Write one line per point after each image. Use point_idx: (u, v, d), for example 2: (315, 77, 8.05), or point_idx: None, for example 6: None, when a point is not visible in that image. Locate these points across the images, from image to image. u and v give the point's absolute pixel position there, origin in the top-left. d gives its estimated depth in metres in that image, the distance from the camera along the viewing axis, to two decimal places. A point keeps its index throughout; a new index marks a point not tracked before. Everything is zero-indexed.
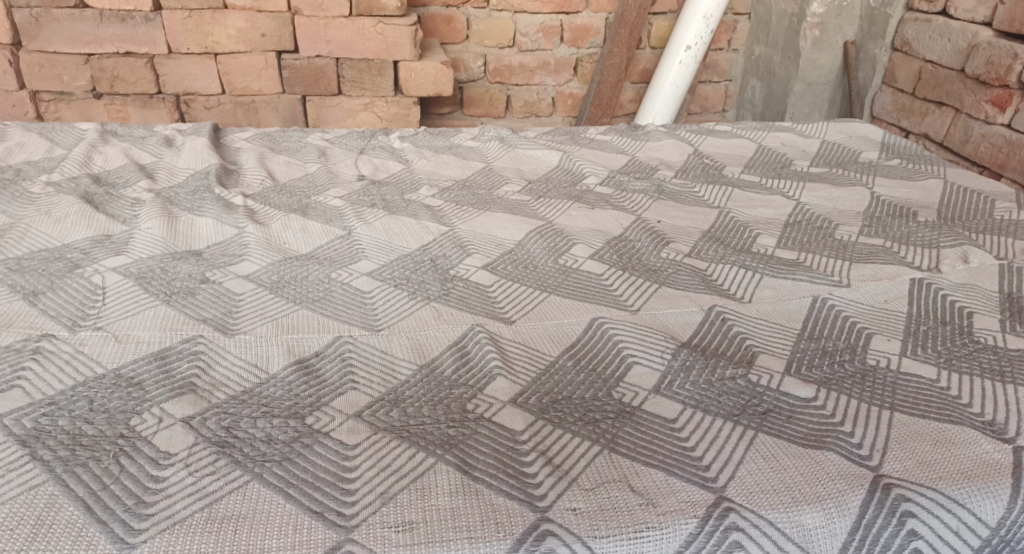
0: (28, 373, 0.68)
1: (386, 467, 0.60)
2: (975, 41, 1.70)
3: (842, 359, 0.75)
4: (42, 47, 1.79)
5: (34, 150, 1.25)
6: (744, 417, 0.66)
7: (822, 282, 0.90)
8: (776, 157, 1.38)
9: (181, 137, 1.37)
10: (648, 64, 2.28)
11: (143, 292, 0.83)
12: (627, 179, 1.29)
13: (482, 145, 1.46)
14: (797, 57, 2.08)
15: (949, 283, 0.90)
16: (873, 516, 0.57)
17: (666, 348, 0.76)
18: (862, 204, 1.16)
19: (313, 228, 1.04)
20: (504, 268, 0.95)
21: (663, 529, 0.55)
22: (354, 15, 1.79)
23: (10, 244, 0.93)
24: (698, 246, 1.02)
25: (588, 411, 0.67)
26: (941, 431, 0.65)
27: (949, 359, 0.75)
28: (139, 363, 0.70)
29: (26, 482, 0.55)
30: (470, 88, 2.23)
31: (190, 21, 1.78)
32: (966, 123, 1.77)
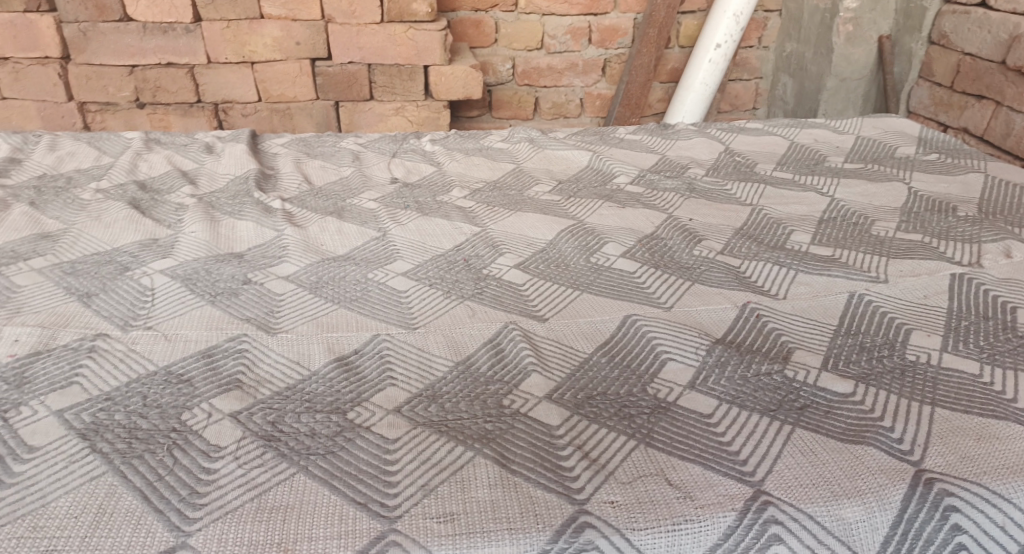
0: (85, 370, 0.71)
1: (426, 460, 0.61)
2: (1016, 32, 1.66)
3: (880, 354, 0.74)
4: (89, 59, 1.85)
5: (83, 158, 1.30)
6: (780, 412, 0.66)
7: (858, 278, 0.89)
8: (809, 153, 1.37)
9: (221, 144, 1.41)
10: (677, 63, 2.28)
11: (189, 293, 0.86)
12: (657, 178, 1.29)
13: (512, 146, 1.47)
14: (829, 53, 2.06)
15: (991, 278, 0.88)
16: (916, 510, 0.57)
17: (700, 345, 0.76)
18: (899, 199, 1.15)
19: (349, 230, 1.07)
20: (537, 267, 0.96)
21: (701, 522, 0.56)
22: (385, 22, 1.82)
23: (64, 248, 0.97)
24: (731, 244, 1.02)
25: (623, 407, 0.68)
26: (985, 426, 0.64)
27: (992, 354, 0.74)
28: (188, 361, 0.73)
29: (88, 473, 0.58)
30: (499, 91, 2.24)
31: (228, 31, 1.83)
32: (1008, 116, 1.73)
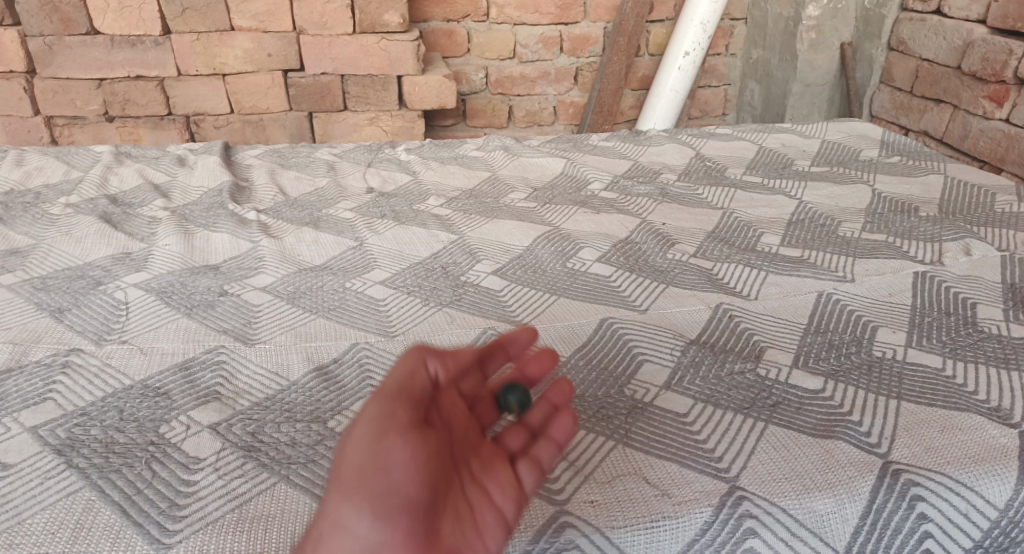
0: (59, 386, 0.70)
1: None
2: (970, 38, 1.72)
3: (848, 351, 0.77)
4: (55, 73, 1.83)
5: (52, 173, 1.28)
6: (754, 409, 0.68)
7: (826, 278, 0.92)
8: (777, 157, 1.40)
9: (193, 156, 1.40)
10: (648, 71, 2.31)
11: (164, 306, 0.85)
12: (630, 184, 1.31)
13: (487, 154, 1.49)
14: (794, 59, 2.11)
15: (952, 275, 0.91)
16: (883, 501, 0.59)
17: (675, 346, 0.78)
18: (863, 201, 1.18)
19: (326, 240, 1.07)
20: (514, 273, 0.97)
21: (678, 518, 0.57)
22: (357, 33, 1.82)
23: (34, 264, 0.95)
24: (704, 247, 1.04)
25: (601, 408, 0.69)
26: (948, 417, 0.66)
27: (954, 348, 0.77)
28: (165, 374, 0.72)
29: (64, 489, 0.58)
30: (472, 100, 2.26)
31: (199, 43, 1.82)
32: (965, 119, 1.79)
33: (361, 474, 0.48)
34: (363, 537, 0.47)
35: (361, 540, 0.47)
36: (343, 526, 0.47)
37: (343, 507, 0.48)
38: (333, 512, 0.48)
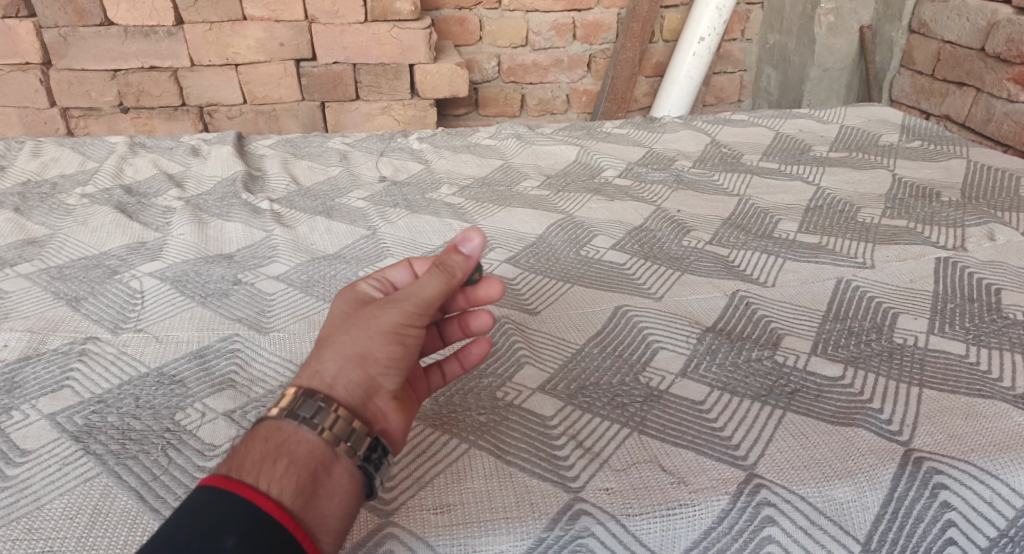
0: (76, 373, 0.70)
1: (422, 453, 0.62)
2: (994, 19, 1.68)
3: (868, 338, 0.75)
4: (70, 64, 1.83)
5: (68, 164, 1.29)
6: (771, 397, 0.67)
7: (845, 265, 0.90)
8: (794, 143, 1.38)
9: (207, 147, 1.40)
10: (662, 57, 2.29)
11: (179, 295, 0.85)
12: (645, 171, 1.29)
13: (500, 143, 1.48)
14: (812, 44, 2.07)
15: (976, 261, 0.90)
16: (905, 488, 0.58)
17: (691, 333, 0.77)
18: (883, 186, 1.16)
19: (339, 229, 1.07)
20: (527, 261, 0.97)
21: (695, 505, 0.56)
22: (369, 21, 1.82)
23: (51, 254, 0.96)
24: (720, 234, 1.02)
25: (616, 396, 0.69)
26: (972, 405, 0.65)
27: (978, 335, 0.75)
28: (180, 362, 0.72)
29: (82, 475, 0.58)
30: (485, 89, 2.25)
31: (211, 33, 1.82)
32: (988, 102, 1.75)
33: (387, 335, 0.53)
34: (371, 379, 0.53)
35: (368, 381, 0.53)
36: (356, 366, 0.53)
37: (360, 353, 0.53)
38: (348, 353, 0.53)
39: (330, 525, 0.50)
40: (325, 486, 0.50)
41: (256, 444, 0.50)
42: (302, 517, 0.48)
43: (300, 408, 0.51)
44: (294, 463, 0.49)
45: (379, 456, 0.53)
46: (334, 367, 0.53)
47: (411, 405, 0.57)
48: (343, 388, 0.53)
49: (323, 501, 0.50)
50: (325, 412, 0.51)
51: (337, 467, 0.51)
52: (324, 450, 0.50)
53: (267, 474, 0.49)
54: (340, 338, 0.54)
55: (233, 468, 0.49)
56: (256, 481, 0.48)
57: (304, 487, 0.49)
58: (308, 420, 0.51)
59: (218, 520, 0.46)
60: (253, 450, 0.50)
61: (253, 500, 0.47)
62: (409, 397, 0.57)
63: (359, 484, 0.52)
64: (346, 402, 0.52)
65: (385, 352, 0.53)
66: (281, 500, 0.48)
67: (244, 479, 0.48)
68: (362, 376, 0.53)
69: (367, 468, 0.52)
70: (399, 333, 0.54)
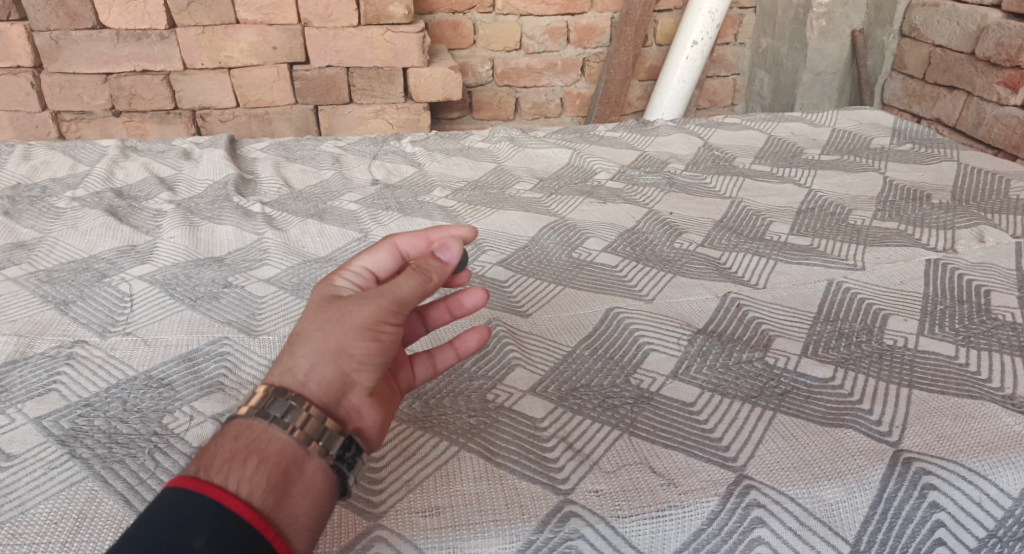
0: (63, 377, 0.70)
1: (411, 455, 0.61)
2: (984, 23, 1.69)
3: (859, 339, 0.75)
4: (62, 68, 1.83)
5: (59, 167, 1.29)
6: (762, 398, 0.67)
7: (835, 266, 0.90)
8: (786, 146, 1.39)
9: (199, 150, 1.40)
10: (655, 61, 2.29)
11: (168, 298, 0.85)
12: (637, 174, 1.30)
13: (493, 146, 1.48)
14: (804, 48, 2.08)
15: (965, 263, 0.90)
16: (894, 489, 0.58)
17: (682, 335, 0.77)
18: (874, 189, 1.16)
19: (330, 232, 1.06)
20: (519, 264, 0.97)
21: (684, 507, 0.56)
22: (362, 25, 1.82)
23: (40, 257, 0.95)
24: (712, 236, 1.02)
25: (607, 398, 0.68)
26: (961, 406, 0.65)
27: (967, 336, 0.75)
28: (169, 365, 0.72)
29: (67, 479, 0.58)
30: (479, 92, 2.25)
31: (204, 37, 1.82)
32: (978, 106, 1.76)
33: (362, 332, 0.53)
34: (345, 376, 0.53)
35: (342, 378, 0.53)
36: (330, 363, 0.53)
37: (333, 350, 0.53)
38: (322, 350, 0.53)
39: (301, 524, 0.49)
40: (297, 485, 0.50)
41: (226, 444, 0.50)
42: (273, 517, 0.48)
43: (271, 407, 0.51)
44: (264, 462, 0.49)
45: (353, 454, 0.52)
46: (308, 364, 0.53)
47: (389, 399, 0.57)
48: (316, 385, 0.53)
49: (294, 500, 0.49)
50: (296, 411, 0.51)
51: (309, 465, 0.51)
52: (295, 449, 0.50)
53: (236, 474, 0.48)
54: (314, 334, 0.54)
55: (201, 468, 0.49)
56: (225, 481, 0.48)
57: (275, 486, 0.48)
58: (279, 420, 0.50)
59: (186, 521, 0.45)
60: (222, 450, 0.50)
61: (221, 500, 0.47)
62: (387, 392, 0.57)
63: (331, 482, 0.51)
64: (318, 400, 0.52)
65: (361, 349, 0.53)
66: (251, 499, 0.47)
67: (213, 479, 0.48)
68: (336, 373, 0.53)
69: (340, 466, 0.51)
70: (376, 330, 0.53)
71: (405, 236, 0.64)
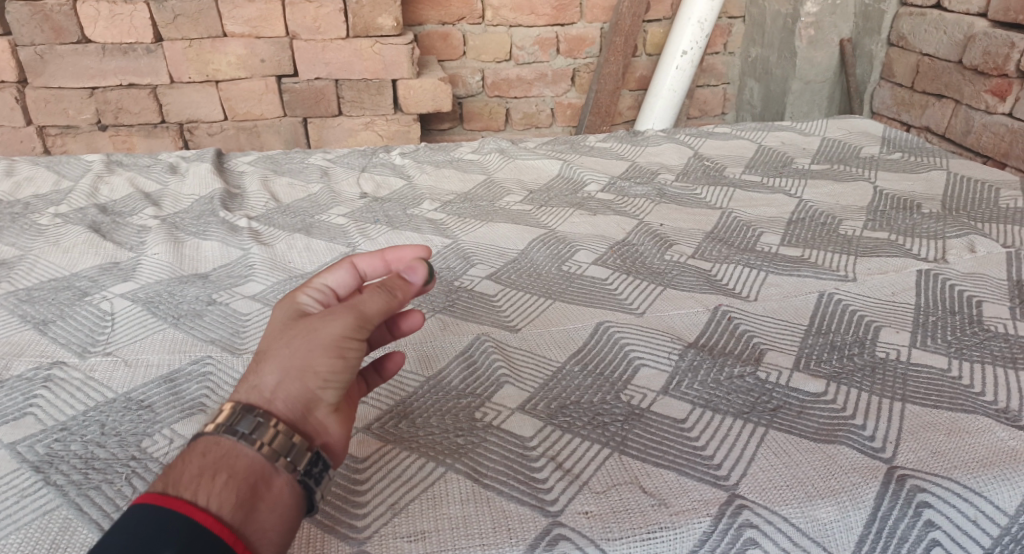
0: (40, 400, 0.68)
1: (396, 478, 0.60)
2: (970, 32, 1.69)
3: (851, 352, 0.75)
4: (47, 83, 1.81)
5: (42, 183, 1.27)
6: (754, 414, 0.66)
7: (827, 277, 0.90)
8: (776, 156, 1.39)
9: (185, 164, 1.39)
10: (645, 71, 2.29)
11: (151, 316, 0.83)
12: (628, 185, 1.29)
13: (483, 157, 1.47)
14: (793, 57, 2.09)
15: (957, 273, 0.89)
16: (889, 507, 0.57)
17: (672, 349, 0.76)
18: (864, 198, 1.16)
19: (317, 246, 1.05)
20: (508, 277, 0.96)
21: (675, 529, 0.55)
22: (351, 37, 1.81)
23: (19, 276, 0.94)
24: (702, 247, 1.02)
25: (597, 415, 0.67)
26: (955, 420, 0.64)
27: (960, 348, 0.75)
28: (149, 386, 0.70)
29: (40, 508, 0.56)
30: (469, 103, 2.25)
31: (191, 50, 1.81)
32: (967, 114, 1.76)
33: (329, 349, 0.52)
34: (310, 393, 0.52)
35: (308, 395, 0.52)
36: (294, 381, 0.52)
37: (299, 368, 0.52)
38: (287, 366, 0.52)
39: (270, 539, 0.48)
40: (266, 500, 0.49)
41: (193, 460, 0.49)
42: (242, 532, 0.46)
43: (238, 423, 0.50)
44: (233, 478, 0.48)
45: (320, 469, 0.52)
46: (274, 380, 0.52)
47: (352, 413, 0.56)
48: (283, 402, 0.51)
49: (263, 514, 0.48)
50: (264, 427, 0.50)
51: (277, 480, 0.50)
52: (264, 465, 0.49)
53: (205, 489, 0.47)
54: (279, 350, 0.53)
55: (169, 484, 0.47)
56: (194, 496, 0.46)
57: (243, 501, 0.47)
58: (247, 436, 0.49)
59: (154, 537, 0.44)
60: (190, 466, 0.48)
61: (189, 515, 0.45)
62: (350, 407, 0.56)
63: (298, 497, 0.51)
64: (285, 416, 0.51)
65: (327, 366, 0.52)
66: (220, 514, 0.46)
67: (181, 495, 0.46)
68: (302, 391, 0.52)
69: (307, 482, 0.50)
70: (341, 347, 0.52)
71: (362, 255, 0.63)
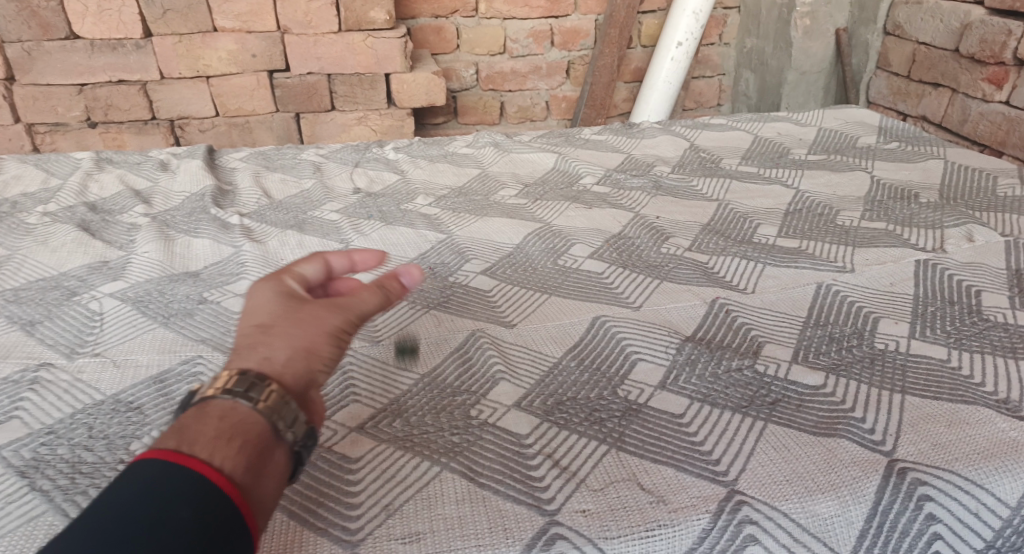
0: (26, 403, 0.67)
1: (390, 478, 0.59)
2: (966, 20, 1.68)
3: (849, 344, 0.74)
4: (35, 80, 1.80)
5: (30, 182, 1.26)
6: (752, 409, 0.65)
7: (825, 269, 0.89)
8: (773, 146, 1.38)
9: (176, 161, 1.37)
10: (640, 63, 2.28)
11: (140, 316, 0.82)
12: (623, 177, 1.28)
13: (477, 151, 1.46)
14: (789, 47, 2.08)
15: (956, 263, 0.88)
16: (889, 501, 0.56)
17: (670, 344, 0.75)
18: (861, 188, 1.15)
19: (310, 243, 1.04)
20: (503, 272, 0.94)
21: (674, 526, 0.54)
22: (343, 31, 1.79)
23: (7, 275, 0.93)
24: (699, 240, 1.01)
25: (593, 411, 0.66)
26: (955, 412, 0.63)
27: (960, 339, 0.74)
28: (138, 388, 0.69)
29: (26, 514, 0.55)
30: (463, 97, 2.23)
31: (181, 46, 1.79)
32: (964, 103, 1.75)
33: (333, 333, 0.55)
34: (314, 373, 0.53)
35: (312, 375, 0.53)
36: (302, 359, 0.53)
37: (309, 346, 0.53)
38: (296, 343, 0.53)
39: (268, 508, 0.47)
40: (270, 468, 0.48)
41: (210, 421, 0.47)
42: (249, 498, 0.45)
43: (254, 388, 0.49)
44: (248, 443, 0.47)
45: (312, 444, 0.52)
46: (283, 354, 0.52)
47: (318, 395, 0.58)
48: (291, 374, 0.52)
49: (267, 482, 0.47)
50: (275, 395, 0.50)
51: (280, 450, 0.49)
52: (273, 433, 0.49)
53: (221, 452, 0.45)
54: (287, 326, 0.54)
55: (183, 441, 0.45)
56: (211, 456, 0.45)
57: (253, 465, 0.46)
58: (263, 402, 0.49)
59: (169, 492, 0.42)
60: (207, 426, 0.47)
61: (208, 475, 0.44)
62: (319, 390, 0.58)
63: (292, 469, 0.50)
64: (293, 387, 0.51)
65: (331, 349, 0.55)
66: (235, 477, 0.45)
67: (198, 453, 0.45)
68: (308, 367, 0.53)
69: (301, 453, 0.51)
70: (342, 334, 0.56)
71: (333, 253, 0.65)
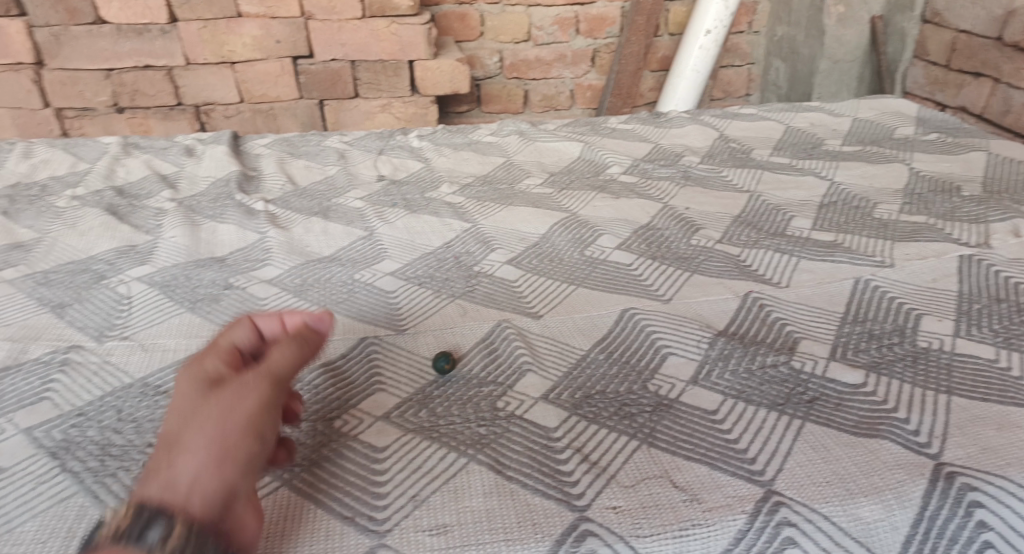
0: (55, 385, 0.67)
1: (417, 469, 0.58)
2: (1011, 7, 1.66)
3: (890, 342, 0.71)
4: (63, 64, 1.81)
5: (58, 165, 1.26)
6: (788, 406, 0.63)
7: (863, 263, 0.86)
8: (806, 137, 1.34)
9: (202, 146, 1.37)
10: (668, 51, 2.24)
11: (167, 300, 0.82)
12: (652, 167, 1.25)
13: (502, 139, 1.44)
14: (821, 35, 2.03)
15: (1001, 258, 0.85)
16: (936, 507, 0.54)
17: (702, 337, 0.73)
18: (899, 180, 1.12)
19: (335, 230, 1.03)
20: (529, 262, 0.93)
21: (709, 526, 0.52)
22: (367, 17, 1.78)
23: (36, 258, 0.93)
24: (730, 232, 0.98)
25: (623, 405, 0.65)
26: (1004, 414, 0.61)
27: (1007, 338, 0.71)
28: (165, 372, 0.69)
29: (56, 495, 0.55)
30: (487, 85, 2.21)
31: (206, 31, 1.79)
32: (1005, 93, 1.72)
33: (247, 432, 0.51)
34: (227, 481, 0.49)
35: (228, 485, 0.49)
36: (211, 473, 0.48)
37: (218, 457, 0.49)
38: (203, 454, 0.49)
39: None
40: None
41: None
42: None
43: (149, 527, 0.45)
44: None
45: None
46: (189, 471, 0.48)
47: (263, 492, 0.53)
48: (199, 499, 0.47)
49: None
50: (173, 529, 0.45)
51: None
52: None
53: None
54: (195, 435, 0.50)
55: None
56: None
57: None
58: (157, 541, 0.44)
59: None
60: None
61: None
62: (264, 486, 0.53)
63: None
64: (200, 514, 0.47)
65: (244, 453, 0.50)
66: None
67: None
68: (219, 481, 0.48)
69: None
70: (258, 428, 0.51)
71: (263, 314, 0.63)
